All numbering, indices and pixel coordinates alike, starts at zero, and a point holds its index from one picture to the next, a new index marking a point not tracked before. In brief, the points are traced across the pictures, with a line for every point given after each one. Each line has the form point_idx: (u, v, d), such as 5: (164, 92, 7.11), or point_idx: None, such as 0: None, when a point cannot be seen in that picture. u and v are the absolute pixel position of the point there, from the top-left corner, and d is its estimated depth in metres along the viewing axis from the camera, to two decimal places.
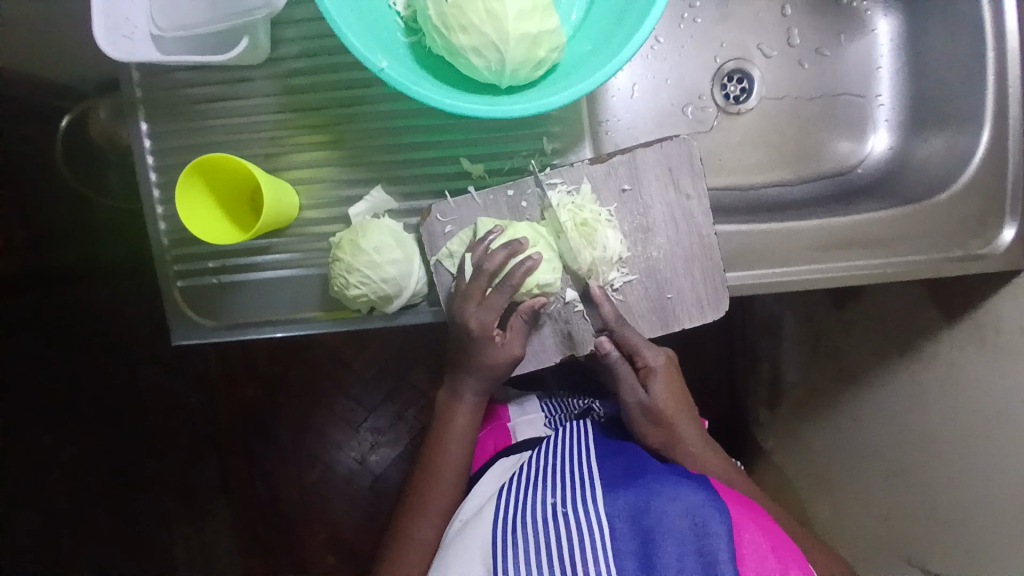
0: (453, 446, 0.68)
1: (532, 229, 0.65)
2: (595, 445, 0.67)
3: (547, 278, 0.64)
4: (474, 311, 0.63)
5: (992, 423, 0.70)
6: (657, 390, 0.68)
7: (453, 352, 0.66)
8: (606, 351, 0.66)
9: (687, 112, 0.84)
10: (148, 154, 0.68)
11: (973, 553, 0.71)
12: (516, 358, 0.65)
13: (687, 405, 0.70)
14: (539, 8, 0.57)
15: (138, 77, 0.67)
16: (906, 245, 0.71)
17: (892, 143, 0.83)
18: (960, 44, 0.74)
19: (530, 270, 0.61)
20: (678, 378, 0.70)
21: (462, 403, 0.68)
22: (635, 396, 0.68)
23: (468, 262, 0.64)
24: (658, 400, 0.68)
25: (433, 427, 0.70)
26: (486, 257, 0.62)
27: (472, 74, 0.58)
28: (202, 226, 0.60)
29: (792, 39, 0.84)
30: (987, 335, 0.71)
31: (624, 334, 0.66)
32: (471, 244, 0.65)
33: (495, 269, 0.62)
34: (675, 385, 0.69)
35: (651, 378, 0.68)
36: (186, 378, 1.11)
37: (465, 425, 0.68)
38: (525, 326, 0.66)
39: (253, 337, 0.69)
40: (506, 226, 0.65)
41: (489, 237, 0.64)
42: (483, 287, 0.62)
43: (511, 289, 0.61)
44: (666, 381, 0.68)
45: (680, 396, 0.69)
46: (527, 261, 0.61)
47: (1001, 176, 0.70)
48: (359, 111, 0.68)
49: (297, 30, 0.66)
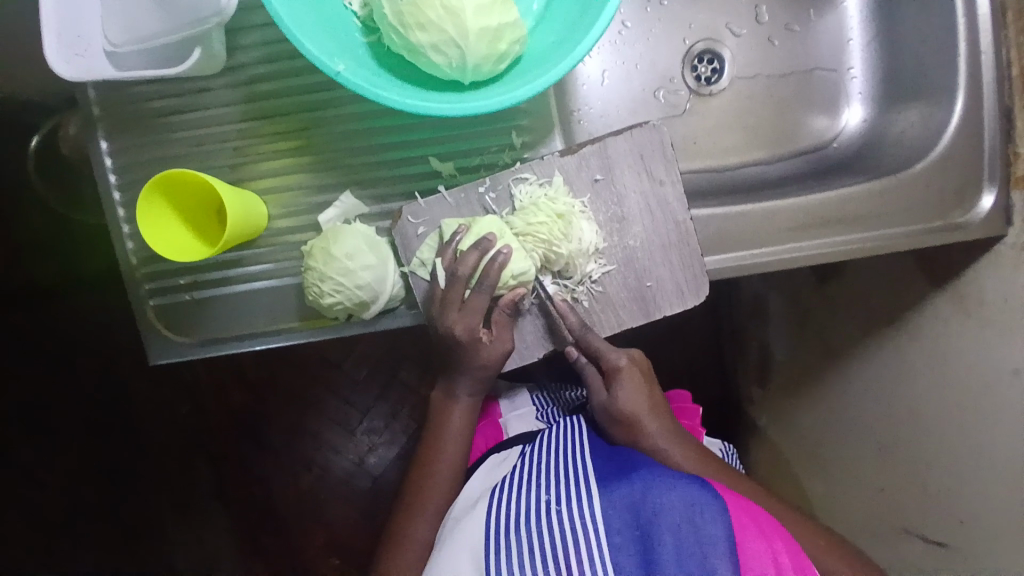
0: (451, 448, 0.67)
1: (497, 223, 0.63)
2: (585, 436, 0.67)
3: (521, 267, 0.62)
4: (456, 317, 0.62)
5: (982, 390, 0.70)
6: (623, 392, 0.66)
7: (440, 357, 0.66)
8: (573, 358, 0.67)
9: (659, 97, 0.83)
10: (111, 172, 0.66)
11: (969, 523, 0.71)
12: (506, 352, 0.64)
13: (657, 406, 0.68)
14: (498, 1, 0.56)
15: (95, 94, 0.65)
16: (884, 218, 0.70)
17: (866, 115, 0.82)
18: (930, 11, 0.73)
19: (504, 265, 0.60)
20: (645, 378, 0.68)
21: (458, 403, 0.67)
22: (599, 399, 0.67)
23: (440, 267, 0.63)
24: (624, 402, 0.66)
25: (425, 432, 0.69)
26: (459, 262, 0.61)
27: (434, 72, 0.57)
28: (166, 244, 0.59)
29: (761, 17, 0.83)
30: (972, 304, 0.70)
31: (595, 340, 0.66)
32: (441, 248, 0.63)
33: (469, 272, 0.60)
34: (641, 384, 0.67)
35: (614, 380, 0.67)
36: (174, 393, 1.10)
37: (461, 425, 0.67)
38: (508, 320, 0.65)
39: (230, 351, 0.68)
40: (471, 223, 0.63)
41: (456, 238, 0.63)
42: (461, 292, 0.61)
43: (489, 287, 0.61)
44: (631, 381, 0.67)
45: (648, 395, 0.68)
46: (499, 256, 0.60)
47: (977, 142, 0.69)
48: (323, 115, 0.66)
49: (255, 36, 0.64)
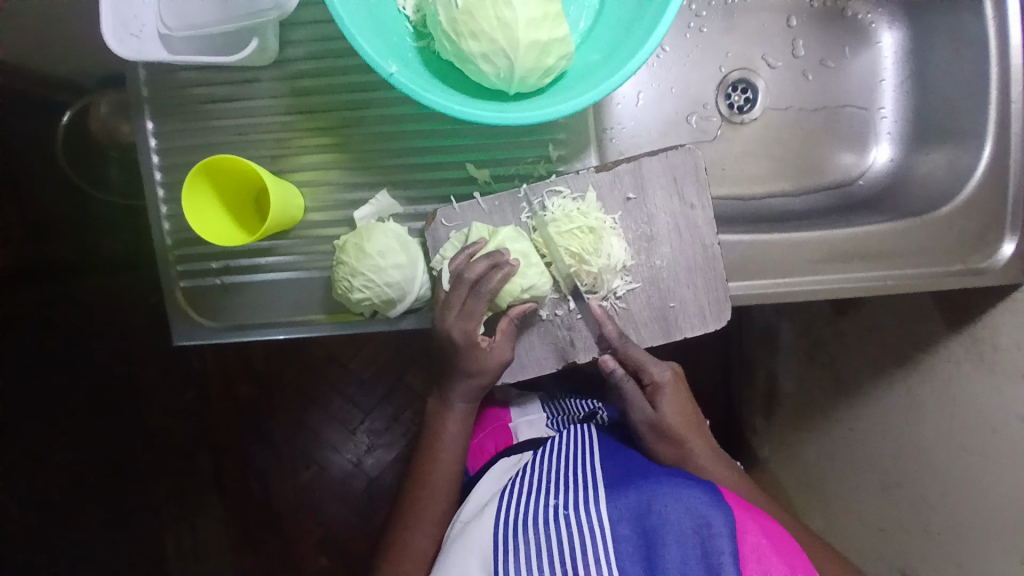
0: (446, 458, 0.68)
1: (513, 233, 0.64)
2: (593, 434, 0.69)
3: (531, 280, 0.64)
4: (455, 320, 0.62)
5: (989, 435, 0.71)
6: (665, 406, 0.67)
7: (439, 360, 0.66)
8: (610, 368, 0.67)
9: (691, 121, 0.84)
10: (154, 153, 0.68)
11: (967, 567, 0.72)
12: (505, 361, 0.65)
13: (697, 421, 0.69)
14: (550, 16, 0.57)
15: (144, 76, 0.67)
16: (905, 258, 0.72)
17: (894, 155, 0.84)
18: (965, 59, 0.74)
19: (507, 277, 0.61)
20: (686, 393, 0.69)
21: (453, 411, 0.68)
22: (641, 413, 0.67)
23: (446, 270, 0.64)
24: (667, 417, 0.67)
25: (421, 441, 0.70)
26: (467, 267, 0.62)
27: (480, 80, 0.58)
28: (205, 225, 0.60)
29: (797, 51, 0.85)
30: (985, 349, 0.71)
31: (628, 350, 0.67)
32: (454, 253, 0.64)
33: (475, 278, 0.61)
34: (683, 399, 0.68)
35: (657, 394, 0.67)
36: (183, 376, 1.10)
37: (456, 434, 0.68)
38: (515, 330, 0.66)
39: (253, 339, 0.69)
40: (492, 235, 0.64)
41: (473, 246, 0.63)
42: (463, 296, 0.62)
43: (488, 294, 0.61)
44: (673, 396, 0.68)
45: (688, 411, 0.68)
46: (505, 269, 0.61)
47: (1002, 190, 0.71)
48: (365, 114, 0.68)
49: (306, 32, 0.66)
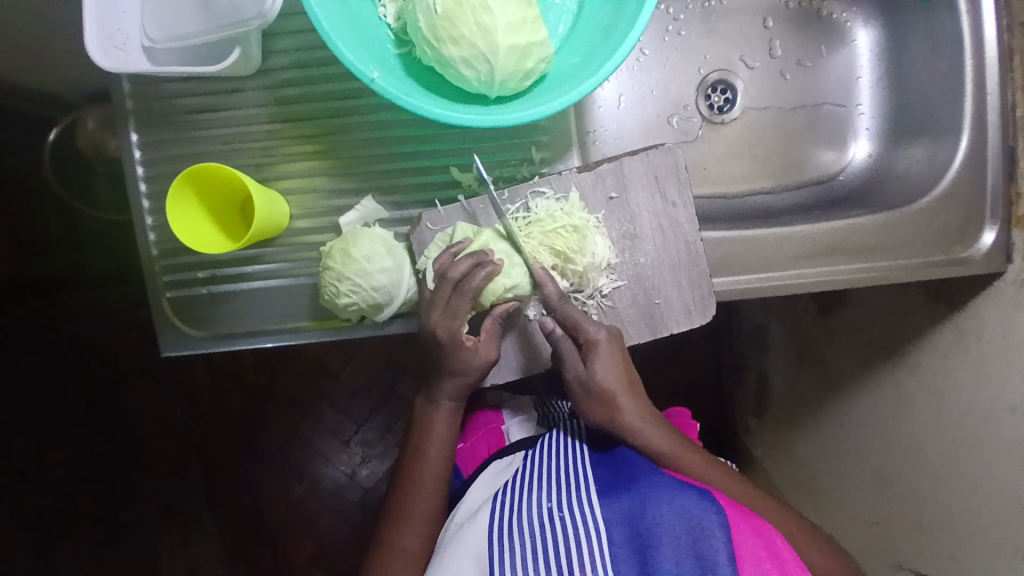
0: (430, 456, 0.68)
1: (491, 233, 0.65)
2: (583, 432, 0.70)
3: (513, 280, 0.64)
4: (439, 319, 0.63)
5: (978, 424, 0.71)
6: (600, 367, 0.64)
7: (426, 360, 0.67)
8: (550, 330, 0.65)
9: (672, 122, 0.85)
10: (139, 164, 0.68)
11: (961, 557, 0.72)
12: (491, 360, 0.65)
13: (634, 384, 0.66)
14: (528, 20, 0.58)
15: (129, 89, 0.67)
16: (889, 251, 0.72)
17: (872, 151, 0.85)
18: (941, 56, 0.76)
19: (492, 275, 0.62)
20: (624, 355, 0.66)
21: (439, 409, 0.68)
22: (575, 371, 0.65)
23: (432, 269, 0.64)
24: (601, 378, 0.64)
25: (407, 443, 0.70)
26: (450, 266, 0.62)
27: (462, 84, 0.59)
28: (189, 233, 0.60)
29: (775, 51, 0.86)
30: (972, 338, 0.72)
31: (566, 311, 0.65)
32: (438, 253, 0.64)
33: (459, 277, 0.62)
34: (620, 362, 0.65)
35: (593, 353, 0.64)
36: (174, 390, 1.10)
37: (442, 433, 0.68)
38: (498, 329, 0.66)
39: (241, 347, 0.69)
40: (476, 235, 0.65)
41: (460, 245, 0.64)
42: (447, 294, 0.62)
43: (471, 293, 0.61)
44: (609, 358, 0.65)
45: (625, 373, 0.65)
46: (488, 267, 0.61)
47: (981, 182, 0.72)
48: (349, 121, 0.68)
49: (290, 41, 0.67)
